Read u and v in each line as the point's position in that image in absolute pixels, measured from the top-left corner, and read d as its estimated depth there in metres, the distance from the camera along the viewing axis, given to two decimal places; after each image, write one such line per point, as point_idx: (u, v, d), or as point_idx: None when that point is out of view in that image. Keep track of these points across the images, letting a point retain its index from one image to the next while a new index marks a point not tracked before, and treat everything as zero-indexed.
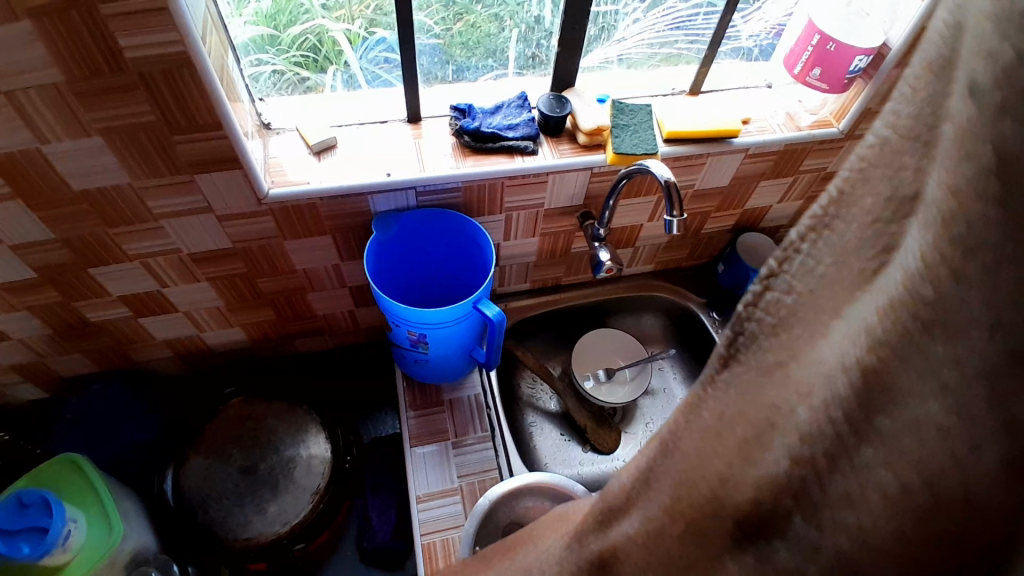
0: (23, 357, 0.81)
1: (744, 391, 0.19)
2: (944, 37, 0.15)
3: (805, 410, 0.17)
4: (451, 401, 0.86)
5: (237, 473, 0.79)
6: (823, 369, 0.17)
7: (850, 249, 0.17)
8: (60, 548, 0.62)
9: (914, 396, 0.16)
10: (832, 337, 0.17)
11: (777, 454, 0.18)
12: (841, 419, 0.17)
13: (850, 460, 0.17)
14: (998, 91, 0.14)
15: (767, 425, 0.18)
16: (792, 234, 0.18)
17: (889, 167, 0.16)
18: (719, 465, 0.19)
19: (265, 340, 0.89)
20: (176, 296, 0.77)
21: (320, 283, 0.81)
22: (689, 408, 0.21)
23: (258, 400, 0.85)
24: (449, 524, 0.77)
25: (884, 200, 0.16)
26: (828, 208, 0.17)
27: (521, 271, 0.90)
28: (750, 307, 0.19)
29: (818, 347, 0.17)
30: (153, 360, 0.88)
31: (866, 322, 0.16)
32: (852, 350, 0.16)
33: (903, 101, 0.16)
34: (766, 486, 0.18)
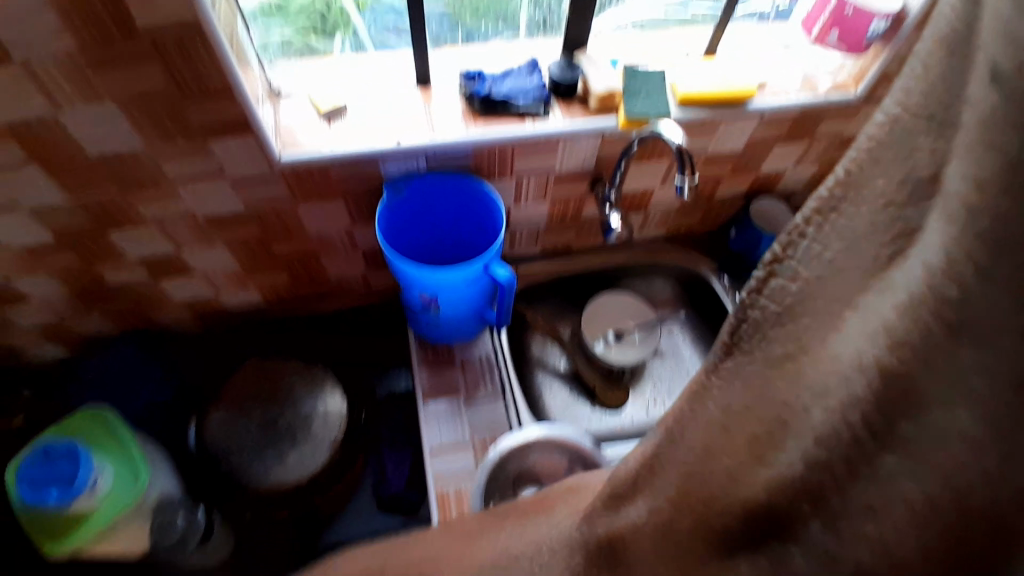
0: (47, 317, 0.84)
1: (757, 387, 0.29)
2: (946, 58, 0.25)
3: (824, 408, 0.26)
4: (463, 362, 0.88)
5: (257, 428, 0.82)
6: (839, 370, 0.26)
7: (867, 235, 0.27)
8: (88, 494, 0.66)
9: (938, 397, 0.24)
10: (843, 335, 0.27)
11: (791, 459, 0.27)
12: (867, 408, 0.25)
13: (866, 470, 0.25)
14: (1010, 130, 0.23)
15: (780, 426, 0.28)
16: (803, 219, 0.29)
17: (904, 149, 0.26)
18: (752, 452, 0.29)
19: (281, 301, 0.91)
20: (193, 259, 0.79)
21: (333, 247, 0.82)
22: (709, 400, 0.32)
23: (275, 359, 0.87)
24: (460, 474, 0.80)
25: (900, 183, 0.26)
26: (839, 192, 0.28)
27: (531, 237, 0.90)
28: (754, 296, 0.30)
29: (831, 344, 0.27)
30: (174, 320, 0.91)
31: (886, 321, 0.25)
32: (868, 350, 0.25)
33: (914, 89, 0.26)
34: (778, 489, 0.27)
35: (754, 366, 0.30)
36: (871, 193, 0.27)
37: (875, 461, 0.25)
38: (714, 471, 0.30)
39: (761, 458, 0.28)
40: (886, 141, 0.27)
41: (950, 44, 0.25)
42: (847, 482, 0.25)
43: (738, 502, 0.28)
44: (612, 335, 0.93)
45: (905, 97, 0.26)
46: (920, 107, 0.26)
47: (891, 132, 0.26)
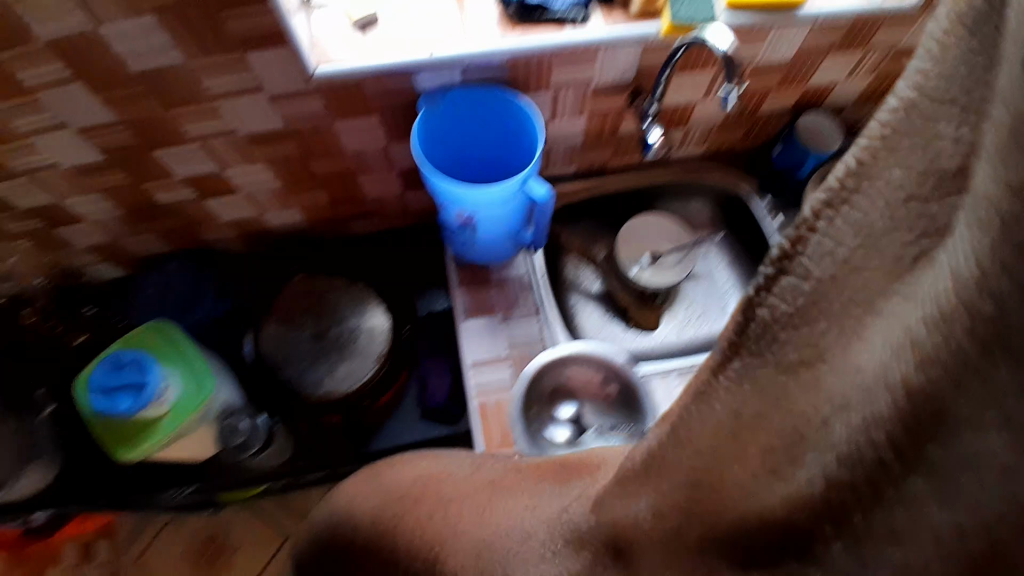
0: (102, 237, 0.87)
1: (772, 397, 0.32)
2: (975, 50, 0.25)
3: (844, 423, 0.28)
4: (500, 281, 0.90)
5: (308, 339, 0.86)
6: (855, 381, 0.28)
7: (892, 246, 0.27)
8: (156, 400, 0.70)
9: (967, 417, 0.24)
10: (864, 348, 0.28)
11: (809, 473, 0.30)
12: (891, 426, 0.27)
13: (889, 491, 0.27)
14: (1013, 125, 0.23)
15: (797, 438, 0.31)
16: (816, 221, 0.30)
17: (926, 156, 0.26)
18: (769, 464, 0.32)
19: (321, 221, 0.94)
20: (237, 178, 0.81)
21: (371, 167, 0.83)
22: (714, 402, 0.35)
23: (320, 276, 0.90)
24: (499, 387, 0.84)
25: (924, 179, 0.26)
26: (862, 193, 0.29)
27: (567, 155, 0.89)
28: (766, 293, 0.32)
29: (852, 356, 0.29)
30: (220, 240, 0.94)
31: (907, 331, 0.26)
32: (883, 361, 0.27)
33: (936, 92, 0.26)
34: (798, 500, 0.30)
35: (767, 371, 0.32)
36: (885, 185, 0.28)
37: (902, 483, 0.26)
38: (728, 481, 0.34)
39: (778, 472, 0.31)
40: (904, 130, 0.27)
41: (970, 24, 0.25)
42: (871, 506, 0.27)
43: (748, 514, 0.32)
44: (647, 259, 0.92)
45: (922, 80, 0.27)
46: (944, 92, 0.26)
47: (910, 117, 0.27)
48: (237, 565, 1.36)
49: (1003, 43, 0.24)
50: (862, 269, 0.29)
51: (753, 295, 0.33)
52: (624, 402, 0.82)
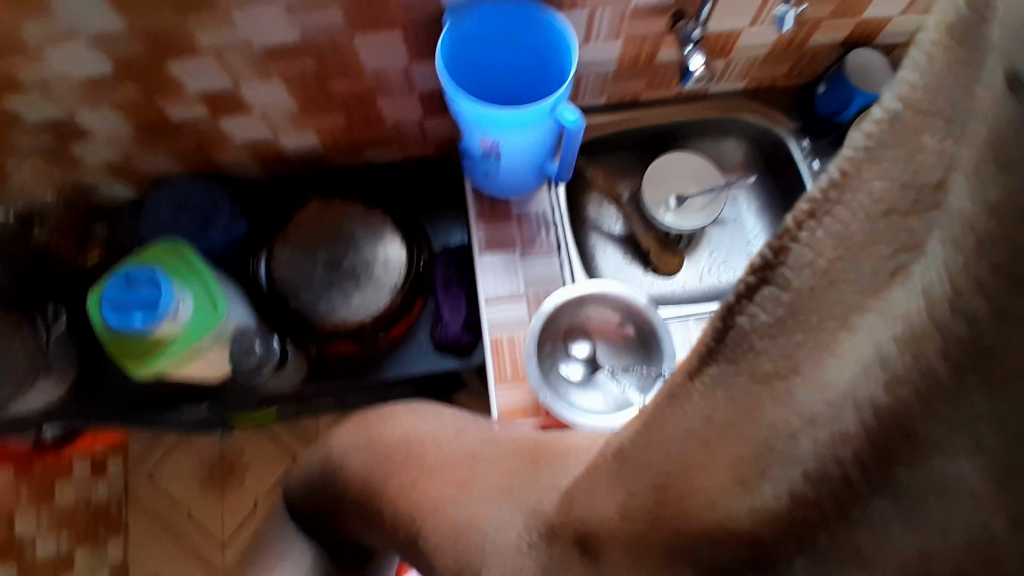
0: (113, 155, 0.85)
1: (737, 398, 0.30)
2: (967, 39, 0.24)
3: (812, 438, 0.27)
4: (519, 216, 0.87)
5: (322, 267, 0.85)
6: (822, 394, 0.27)
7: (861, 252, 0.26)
8: (169, 320, 0.69)
9: (937, 437, 0.24)
10: (834, 363, 0.27)
11: (777, 487, 0.28)
12: (859, 445, 0.26)
13: (856, 513, 0.26)
14: (993, 144, 0.22)
15: (765, 447, 0.28)
16: (792, 221, 0.27)
17: (906, 141, 0.25)
18: (738, 475, 0.29)
19: (338, 147, 0.90)
20: (251, 96, 0.77)
21: (390, 89, 0.79)
22: (688, 404, 0.32)
23: (335, 202, 0.88)
24: (514, 323, 0.82)
25: (900, 178, 0.25)
26: (829, 193, 0.26)
27: (597, 85, 0.85)
28: (739, 301, 0.29)
29: (823, 373, 0.27)
30: (234, 164, 0.91)
31: (884, 358, 0.25)
32: (856, 382, 0.26)
33: (922, 79, 0.25)
34: (769, 516, 0.28)
35: (739, 380, 0.30)
36: (860, 193, 0.26)
37: (865, 502, 0.26)
38: (694, 484, 0.31)
39: (746, 483, 0.29)
40: (889, 139, 0.25)
41: (965, 34, 0.24)
42: (835, 522, 0.26)
43: (719, 529, 0.29)
44: (674, 201, 0.90)
45: (909, 91, 0.25)
46: (929, 105, 0.24)
47: (893, 129, 0.25)
48: (248, 484, 1.40)
49: (992, 56, 0.23)
50: (842, 280, 0.26)
51: (733, 302, 0.29)
52: (640, 343, 0.81)
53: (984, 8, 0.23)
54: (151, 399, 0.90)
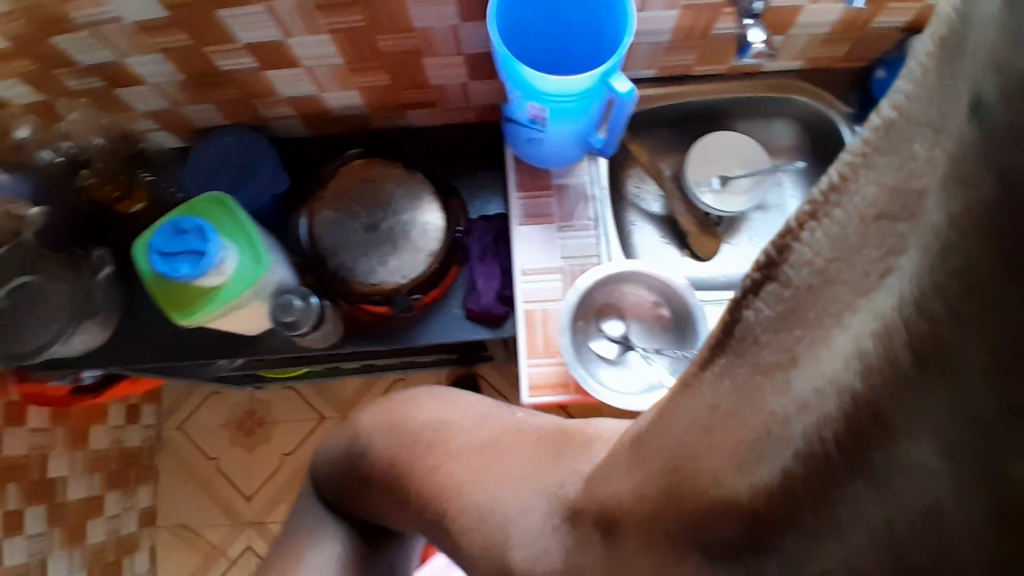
0: (162, 102, 0.86)
1: (746, 383, 0.28)
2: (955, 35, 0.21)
3: (803, 420, 0.25)
4: (560, 187, 0.86)
5: (361, 229, 0.86)
6: (804, 395, 0.25)
7: (853, 250, 0.24)
8: (215, 270, 0.71)
9: (907, 424, 0.21)
10: (829, 350, 0.24)
11: (771, 465, 0.26)
12: (837, 428, 0.23)
13: (839, 494, 0.23)
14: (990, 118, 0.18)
15: (767, 430, 0.26)
16: (795, 224, 0.27)
17: (899, 156, 0.23)
18: (737, 457, 0.28)
19: (381, 108, 0.90)
20: (299, 49, 0.77)
21: (436, 48, 0.78)
22: (700, 390, 0.32)
23: (377, 161, 0.89)
24: (548, 296, 0.82)
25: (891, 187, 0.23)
26: (828, 199, 0.26)
27: (648, 55, 0.83)
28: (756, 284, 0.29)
29: (811, 369, 0.25)
30: (278, 119, 0.92)
31: (861, 346, 0.23)
32: (843, 365, 0.23)
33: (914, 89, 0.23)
34: (760, 491, 0.26)
35: (746, 369, 0.29)
36: (860, 198, 0.24)
37: (842, 483, 0.23)
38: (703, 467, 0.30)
39: (747, 464, 0.27)
40: (880, 148, 0.24)
41: (946, 45, 0.21)
42: (818, 503, 0.24)
43: (719, 503, 0.29)
44: (718, 182, 0.88)
45: (903, 99, 0.23)
46: (924, 113, 0.22)
47: (889, 136, 0.24)
48: (274, 439, 1.44)
49: (964, 62, 0.20)
50: (837, 280, 0.25)
51: (743, 294, 0.29)
52: (672, 326, 0.79)
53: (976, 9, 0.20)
54: (188, 348, 0.91)
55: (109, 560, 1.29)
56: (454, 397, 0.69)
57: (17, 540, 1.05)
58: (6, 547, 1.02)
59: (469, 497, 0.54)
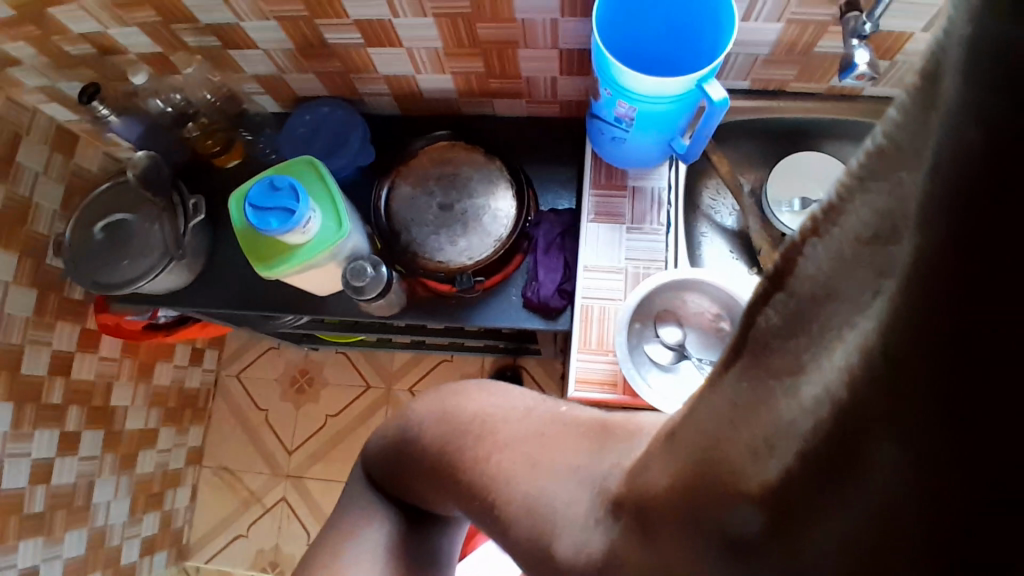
0: (267, 67, 0.90)
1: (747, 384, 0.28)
2: (940, 53, 0.19)
3: (788, 437, 0.25)
4: (634, 189, 0.86)
5: (437, 207, 0.89)
6: (792, 412, 0.24)
7: (842, 273, 0.22)
8: (301, 228, 0.75)
9: (869, 458, 0.21)
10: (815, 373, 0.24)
11: (765, 471, 0.26)
12: (806, 453, 0.24)
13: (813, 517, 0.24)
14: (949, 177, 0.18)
15: (763, 440, 0.26)
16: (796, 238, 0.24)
17: (885, 182, 0.20)
18: (753, 444, 0.27)
19: (471, 94, 0.93)
20: (402, 29, 0.80)
21: (533, 41, 0.79)
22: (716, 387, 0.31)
23: (459, 145, 0.92)
24: (607, 294, 0.83)
25: (872, 222, 0.21)
26: (820, 219, 0.23)
27: (744, 66, 0.82)
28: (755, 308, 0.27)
29: (799, 390, 0.24)
30: (371, 95, 0.95)
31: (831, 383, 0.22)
32: (818, 395, 0.23)
33: (906, 105, 0.20)
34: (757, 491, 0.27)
35: (752, 372, 0.28)
36: (847, 222, 0.22)
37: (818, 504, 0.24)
38: (713, 453, 0.30)
39: (750, 462, 0.27)
40: (872, 171, 0.21)
41: (931, 64, 0.19)
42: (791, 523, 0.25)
43: (725, 494, 0.29)
44: (798, 202, 0.89)
45: (891, 127, 0.20)
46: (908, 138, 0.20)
47: (880, 160, 0.20)
48: (322, 401, 1.49)
49: (941, 104, 0.18)
50: (830, 301, 0.23)
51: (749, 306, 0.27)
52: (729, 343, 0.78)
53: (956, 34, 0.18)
54: (258, 301, 0.96)
55: (155, 490, 1.38)
56: (501, 388, 0.69)
57: (68, 460, 1.14)
58: (58, 465, 1.12)
59: (516, 488, 0.56)
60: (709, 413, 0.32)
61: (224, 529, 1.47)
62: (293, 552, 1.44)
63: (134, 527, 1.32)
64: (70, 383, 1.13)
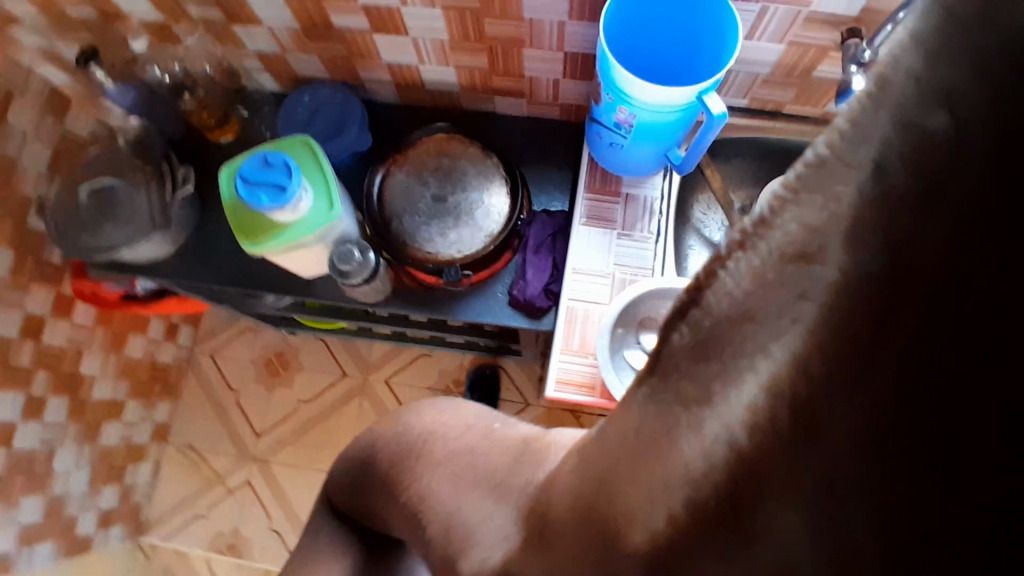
0: (270, 45, 0.90)
1: (639, 419, 0.28)
2: (881, 83, 0.21)
3: (688, 473, 0.24)
4: (628, 196, 0.87)
5: (430, 197, 0.89)
6: (697, 447, 0.24)
7: (765, 296, 0.23)
8: (291, 207, 0.74)
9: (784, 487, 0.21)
10: (725, 400, 0.23)
11: (655, 515, 0.25)
12: (714, 486, 0.23)
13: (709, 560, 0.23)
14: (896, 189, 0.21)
15: (657, 475, 0.25)
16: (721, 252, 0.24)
17: (816, 204, 0.22)
18: (645, 484, 0.26)
19: (473, 89, 0.93)
20: (410, 19, 0.80)
21: (539, 41, 0.80)
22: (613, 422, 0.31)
23: (456, 138, 0.92)
24: (591, 297, 0.83)
25: (797, 245, 0.22)
26: (740, 239, 0.23)
27: (745, 83, 0.84)
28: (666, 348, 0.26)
29: (704, 418, 0.24)
30: (373, 81, 0.95)
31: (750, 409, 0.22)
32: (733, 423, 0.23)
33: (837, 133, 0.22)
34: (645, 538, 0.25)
35: (643, 404, 0.28)
36: (770, 242, 0.23)
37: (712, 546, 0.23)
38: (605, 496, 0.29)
39: (638, 506, 0.26)
40: (804, 188, 0.22)
41: (870, 97, 0.21)
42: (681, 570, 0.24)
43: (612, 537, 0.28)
44: None
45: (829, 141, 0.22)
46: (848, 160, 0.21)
47: (814, 176, 0.22)
48: (296, 385, 1.48)
49: (884, 128, 0.21)
50: (744, 325, 0.23)
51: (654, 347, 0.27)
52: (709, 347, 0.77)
53: (890, 73, 0.21)
54: (239, 279, 0.95)
55: (117, 464, 1.35)
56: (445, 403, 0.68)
57: (31, 425, 1.11)
58: (20, 430, 1.09)
59: (437, 512, 0.56)
60: (604, 447, 0.31)
61: (185, 508, 1.45)
62: (253, 536, 1.42)
63: (93, 500, 1.30)
64: (40, 347, 1.11)
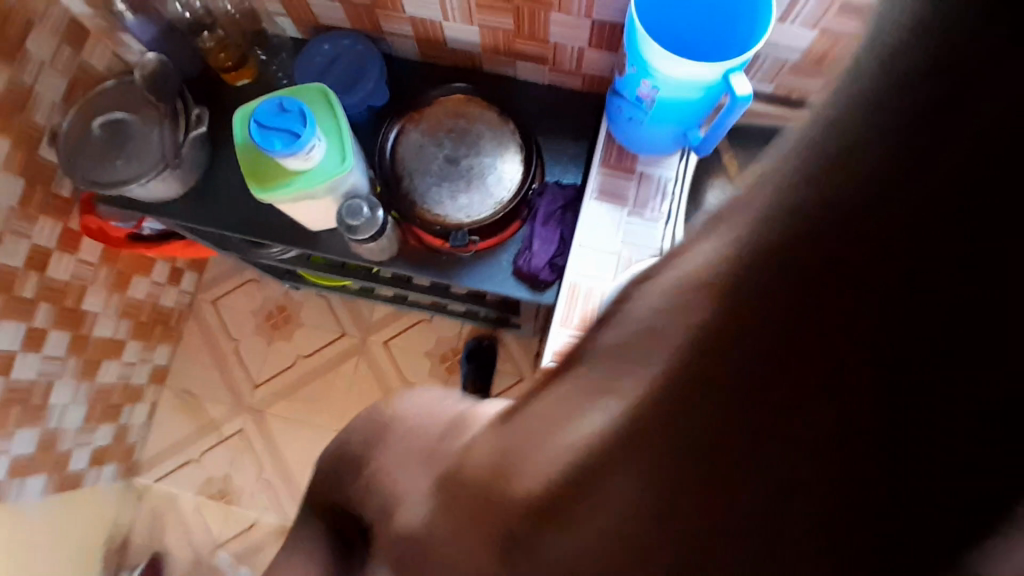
0: None
1: (552, 406, 0.34)
2: (766, 161, 0.23)
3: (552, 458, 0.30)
4: (642, 174, 0.86)
5: (444, 158, 0.88)
6: (564, 443, 0.30)
7: (647, 331, 0.26)
8: (302, 154, 0.74)
9: (598, 481, 0.26)
10: (591, 411, 0.29)
11: (529, 484, 0.32)
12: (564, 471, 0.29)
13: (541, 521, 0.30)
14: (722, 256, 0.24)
15: (544, 457, 0.32)
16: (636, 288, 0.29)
17: (696, 254, 0.25)
18: (536, 463, 0.32)
19: (495, 52, 0.91)
20: None
21: (568, 7, 0.78)
22: (539, 406, 0.37)
23: (475, 101, 0.90)
24: (594, 273, 0.82)
25: (665, 297, 0.26)
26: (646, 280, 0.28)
27: (772, 70, 0.83)
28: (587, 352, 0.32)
29: (579, 421, 0.30)
30: (394, 36, 0.93)
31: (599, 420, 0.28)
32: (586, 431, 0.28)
33: (738, 197, 0.24)
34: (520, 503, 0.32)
35: (563, 396, 0.34)
36: (659, 287, 0.27)
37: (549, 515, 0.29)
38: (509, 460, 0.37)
39: (530, 477, 0.33)
40: (702, 235, 0.25)
41: (761, 171, 0.23)
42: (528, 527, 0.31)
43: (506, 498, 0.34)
44: None
45: (727, 203, 0.25)
46: (733, 214, 0.24)
47: (708, 228, 0.26)
48: (295, 339, 1.48)
49: (741, 207, 0.23)
50: (633, 351, 0.27)
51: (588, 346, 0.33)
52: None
53: (776, 144, 0.23)
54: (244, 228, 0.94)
55: (113, 402, 1.36)
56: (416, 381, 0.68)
57: (30, 355, 1.11)
58: (19, 359, 1.09)
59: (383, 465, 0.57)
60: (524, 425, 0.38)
61: (178, 451, 1.47)
62: (242, 484, 1.44)
63: (88, 435, 1.31)
64: (45, 280, 1.11)
